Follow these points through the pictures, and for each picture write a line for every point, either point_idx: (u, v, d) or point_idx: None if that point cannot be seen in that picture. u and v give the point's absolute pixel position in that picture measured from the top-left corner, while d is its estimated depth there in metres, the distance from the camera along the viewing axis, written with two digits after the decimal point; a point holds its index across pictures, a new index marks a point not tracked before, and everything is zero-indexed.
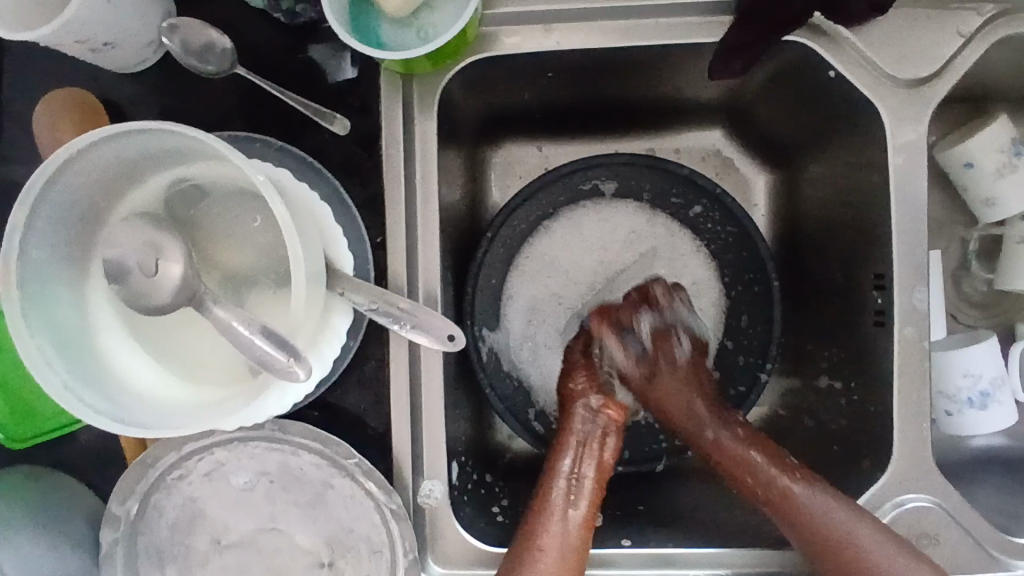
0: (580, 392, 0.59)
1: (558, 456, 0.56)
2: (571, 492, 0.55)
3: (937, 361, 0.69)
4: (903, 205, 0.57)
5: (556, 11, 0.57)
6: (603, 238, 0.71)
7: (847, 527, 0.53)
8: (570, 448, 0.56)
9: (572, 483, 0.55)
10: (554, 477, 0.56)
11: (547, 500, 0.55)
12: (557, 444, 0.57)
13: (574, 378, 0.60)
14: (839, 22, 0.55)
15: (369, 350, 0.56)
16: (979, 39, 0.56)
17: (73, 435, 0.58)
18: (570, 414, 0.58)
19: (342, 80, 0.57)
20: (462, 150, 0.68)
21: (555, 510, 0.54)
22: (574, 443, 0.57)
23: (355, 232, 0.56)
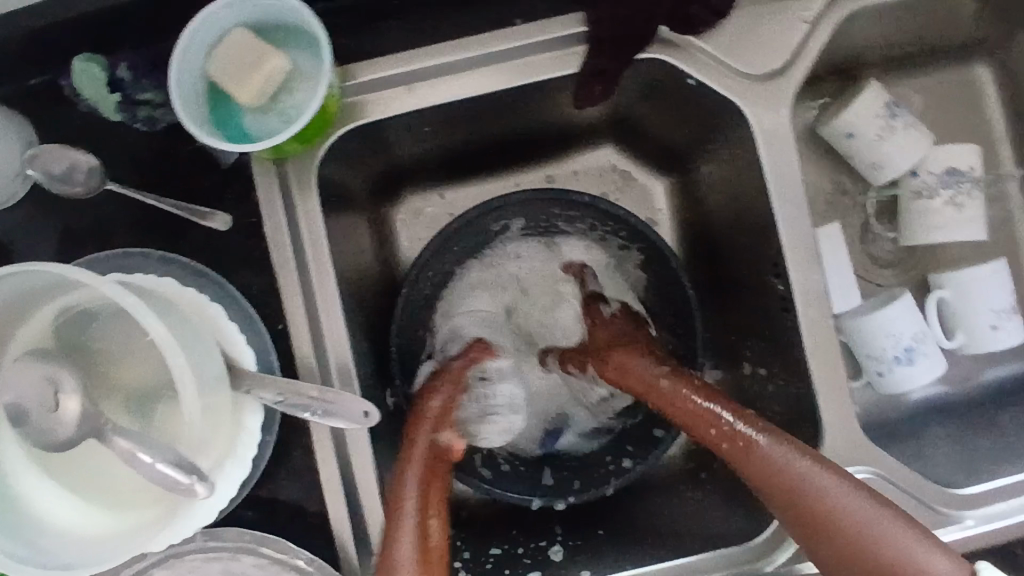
0: (426, 426, 0.56)
1: (401, 502, 0.52)
2: (416, 556, 0.50)
3: (856, 333, 0.71)
4: (784, 191, 0.57)
5: (413, 70, 0.56)
6: (530, 269, 0.73)
7: (833, 476, 0.51)
8: (413, 490, 0.53)
9: (421, 533, 0.51)
10: (399, 528, 0.51)
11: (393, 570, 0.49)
12: (397, 496, 0.52)
13: (426, 412, 0.57)
14: (686, 31, 0.55)
15: (291, 438, 0.56)
16: (824, 22, 0.56)
17: None
18: (412, 449, 0.55)
19: (231, 160, 0.57)
20: (359, 214, 0.69)
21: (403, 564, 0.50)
22: (421, 486, 0.53)
23: (252, 325, 0.54)
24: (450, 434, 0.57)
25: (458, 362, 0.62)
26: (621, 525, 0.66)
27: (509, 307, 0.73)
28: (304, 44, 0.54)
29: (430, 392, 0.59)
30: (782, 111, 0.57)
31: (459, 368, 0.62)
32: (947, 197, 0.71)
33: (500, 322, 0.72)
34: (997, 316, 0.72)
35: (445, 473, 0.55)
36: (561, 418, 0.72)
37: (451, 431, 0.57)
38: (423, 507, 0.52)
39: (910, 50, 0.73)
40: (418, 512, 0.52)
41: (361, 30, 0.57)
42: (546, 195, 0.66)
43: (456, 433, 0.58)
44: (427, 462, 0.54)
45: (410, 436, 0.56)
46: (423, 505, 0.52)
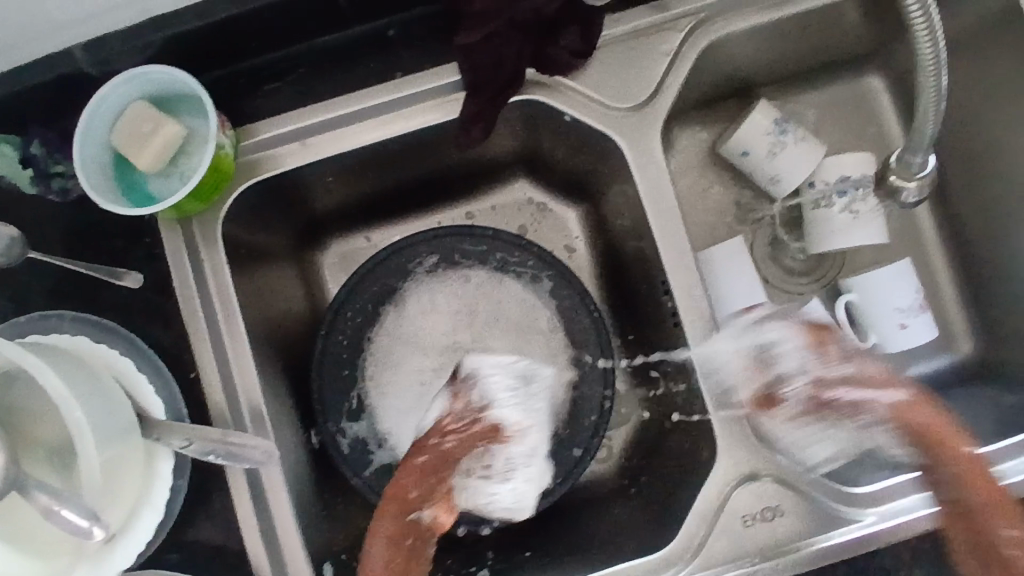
0: (410, 496, 0.57)
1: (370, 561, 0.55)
2: None
3: (837, 325, 0.70)
4: (660, 214, 0.61)
5: (302, 127, 0.60)
6: (450, 325, 0.73)
7: None
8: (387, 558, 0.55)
9: None
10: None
11: None
12: (368, 554, 0.55)
13: (413, 477, 0.58)
14: (553, 72, 0.60)
15: (209, 480, 0.59)
16: (682, 55, 0.61)
17: None
18: (394, 515, 0.56)
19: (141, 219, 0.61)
20: (285, 264, 0.72)
21: None
22: (393, 560, 0.55)
23: (160, 375, 0.57)
24: (433, 510, 0.58)
25: (453, 436, 0.59)
26: (548, 544, 0.68)
27: (430, 360, 0.72)
28: (196, 109, 0.58)
29: (420, 455, 0.59)
30: (652, 140, 0.61)
31: (467, 438, 0.59)
32: (843, 205, 0.72)
33: (424, 378, 0.72)
34: (905, 314, 0.74)
35: (422, 548, 0.57)
36: None
37: (437, 503, 0.58)
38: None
39: (803, 67, 0.76)
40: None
41: (255, 94, 0.61)
42: (450, 229, 0.71)
43: (442, 508, 0.58)
44: (403, 535, 0.56)
45: (393, 497, 0.57)
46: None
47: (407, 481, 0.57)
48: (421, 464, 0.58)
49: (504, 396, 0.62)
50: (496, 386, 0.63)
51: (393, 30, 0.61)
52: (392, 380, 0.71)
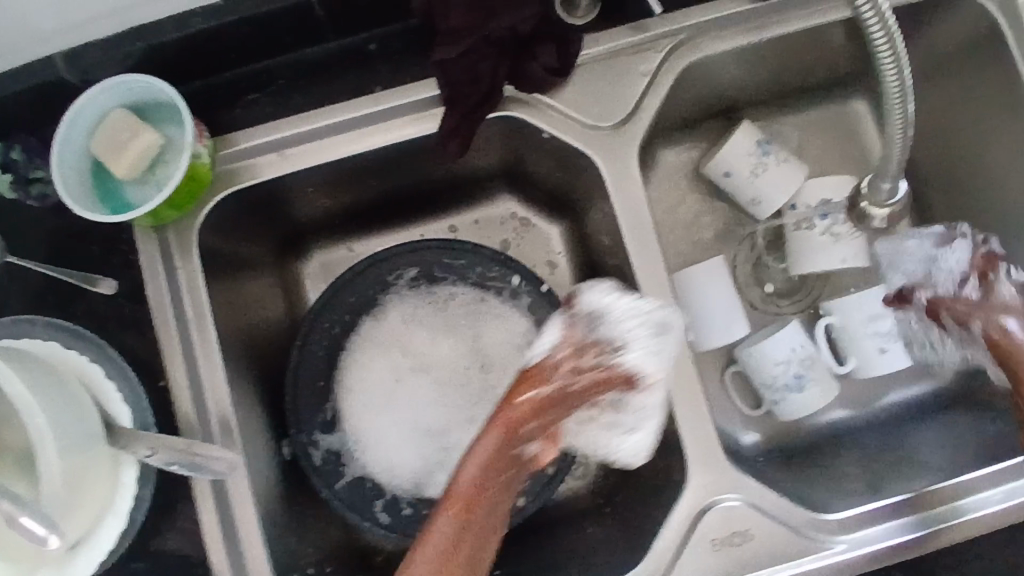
0: (518, 429, 0.57)
1: (456, 491, 0.54)
2: (449, 559, 0.53)
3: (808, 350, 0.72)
4: (635, 231, 0.61)
5: (280, 137, 0.61)
6: (428, 337, 0.73)
7: None
8: (468, 493, 0.55)
9: (459, 539, 0.54)
10: (445, 514, 0.54)
11: (419, 549, 0.53)
12: (455, 484, 0.55)
13: (528, 409, 0.57)
14: (530, 90, 0.60)
15: (175, 490, 0.58)
16: (661, 76, 0.61)
17: None
18: (491, 446, 0.56)
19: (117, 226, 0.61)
20: (266, 273, 0.72)
21: (429, 556, 0.53)
22: (479, 497, 0.55)
23: (129, 382, 0.57)
24: (539, 445, 0.58)
25: (581, 375, 0.57)
26: (520, 562, 0.68)
27: (406, 373, 0.72)
28: (174, 118, 0.58)
29: (529, 380, 0.57)
30: (628, 159, 0.61)
31: (586, 382, 0.57)
32: (823, 228, 0.72)
33: (400, 391, 0.72)
34: (885, 338, 0.73)
35: (516, 483, 0.57)
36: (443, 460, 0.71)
37: (544, 441, 0.58)
38: (453, 534, 0.54)
39: (790, 89, 0.76)
40: (462, 513, 0.54)
41: (235, 103, 0.62)
42: (429, 243, 0.71)
43: (541, 445, 0.58)
44: (495, 472, 0.56)
45: (495, 426, 0.56)
46: (471, 515, 0.54)
47: (524, 410, 0.57)
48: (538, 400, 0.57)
49: (634, 337, 0.58)
50: (642, 328, 0.58)
51: (373, 44, 0.62)
52: (368, 392, 0.71)
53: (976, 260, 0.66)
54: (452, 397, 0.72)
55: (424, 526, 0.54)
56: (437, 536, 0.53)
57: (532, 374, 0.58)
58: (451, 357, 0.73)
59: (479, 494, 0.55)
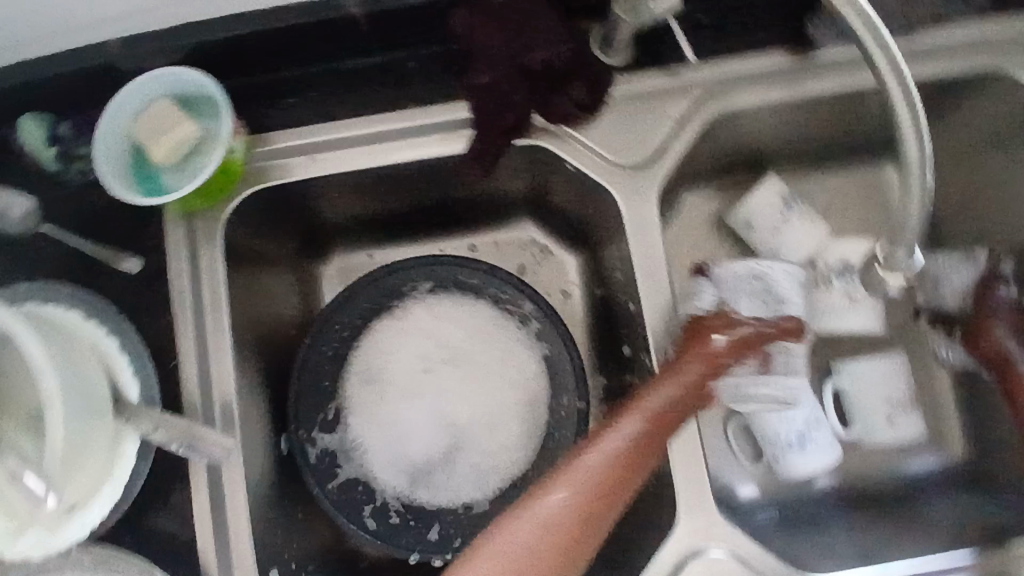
0: (710, 366, 0.60)
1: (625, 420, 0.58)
2: (605, 481, 0.57)
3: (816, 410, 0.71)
4: (646, 273, 0.63)
5: (314, 142, 0.64)
6: (435, 348, 0.74)
7: None
8: (630, 425, 0.58)
9: (622, 462, 0.57)
10: (602, 442, 0.58)
11: (576, 467, 0.57)
12: (627, 416, 0.58)
13: (715, 353, 0.60)
14: (557, 121, 0.61)
15: (170, 469, 0.60)
16: (690, 121, 0.62)
17: None
18: (670, 381, 0.60)
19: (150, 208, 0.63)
20: (287, 271, 0.74)
21: (588, 476, 0.57)
22: (642, 429, 0.58)
23: (140, 358, 0.59)
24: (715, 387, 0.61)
25: (743, 332, 0.61)
26: None
27: (408, 381, 0.73)
28: (217, 113, 0.61)
29: (703, 335, 0.60)
30: (648, 199, 0.62)
31: (761, 337, 0.61)
32: (841, 290, 0.71)
33: (402, 400, 0.73)
34: (893, 409, 0.72)
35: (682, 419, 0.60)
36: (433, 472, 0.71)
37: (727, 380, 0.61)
38: (623, 450, 0.58)
39: (820, 148, 0.76)
40: (631, 438, 0.58)
41: (273, 105, 0.64)
42: (445, 258, 0.73)
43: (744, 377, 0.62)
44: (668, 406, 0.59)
45: (688, 360, 0.60)
46: (643, 445, 0.58)
47: (690, 356, 0.60)
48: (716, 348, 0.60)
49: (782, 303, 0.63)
50: (749, 301, 0.63)
51: (412, 62, 0.62)
52: (368, 398, 0.72)
53: (976, 285, 0.69)
54: (453, 410, 0.72)
55: (581, 447, 0.58)
56: (600, 450, 0.57)
57: (703, 328, 0.61)
58: (456, 370, 0.74)
59: (663, 415, 0.59)
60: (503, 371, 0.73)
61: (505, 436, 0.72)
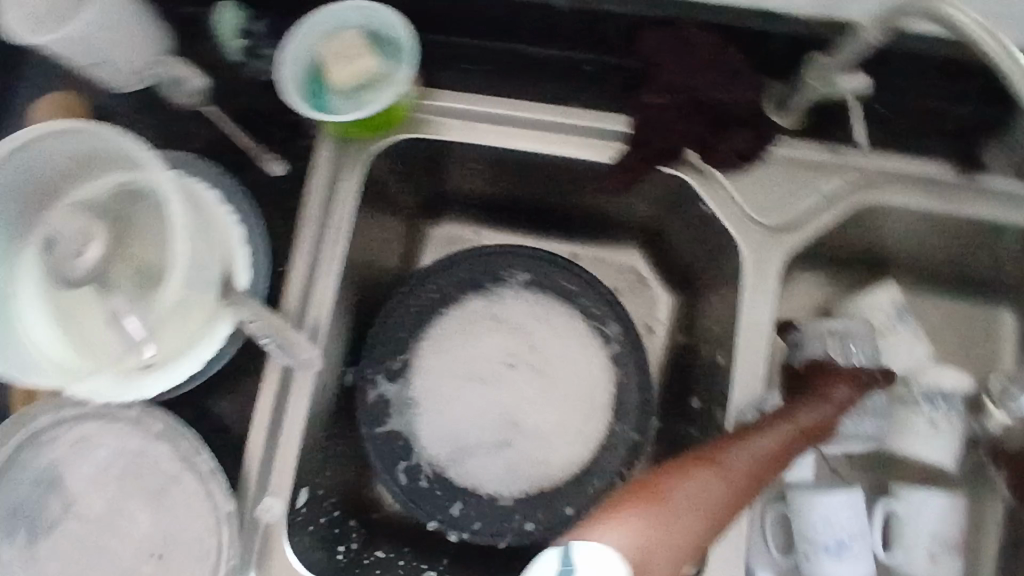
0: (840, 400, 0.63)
1: (777, 423, 0.59)
2: (755, 471, 0.56)
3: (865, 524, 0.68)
4: (748, 331, 0.61)
5: (475, 110, 0.65)
6: (513, 337, 0.75)
7: None
8: (784, 427, 0.59)
9: (774, 458, 0.57)
10: (757, 436, 0.57)
11: (732, 446, 0.56)
12: (778, 422, 0.59)
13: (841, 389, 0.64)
14: (710, 162, 0.62)
15: (247, 365, 0.62)
16: (836, 203, 0.62)
17: None
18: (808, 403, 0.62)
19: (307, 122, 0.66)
20: (401, 220, 0.77)
21: (741, 459, 0.56)
22: (796, 436, 0.59)
23: (259, 256, 0.63)
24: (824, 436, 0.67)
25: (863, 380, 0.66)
26: None
27: (480, 361, 0.75)
28: (401, 56, 0.63)
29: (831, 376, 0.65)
30: (773, 262, 0.62)
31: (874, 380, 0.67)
32: (928, 415, 0.70)
33: (471, 375, 0.74)
34: (938, 545, 0.70)
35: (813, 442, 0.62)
36: (473, 450, 0.73)
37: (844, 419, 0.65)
38: (776, 448, 0.57)
39: (950, 270, 0.74)
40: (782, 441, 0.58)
41: (449, 64, 0.67)
42: (555, 260, 0.75)
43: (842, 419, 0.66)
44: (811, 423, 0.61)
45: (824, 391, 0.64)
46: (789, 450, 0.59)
47: (824, 389, 0.64)
48: (845, 388, 0.65)
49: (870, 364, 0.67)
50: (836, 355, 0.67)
51: (589, 67, 0.64)
52: (439, 360, 0.75)
53: None
54: (517, 403, 0.74)
55: (732, 435, 0.58)
56: (755, 440, 0.57)
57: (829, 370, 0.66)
58: (529, 368, 0.75)
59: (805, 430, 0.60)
60: (570, 378, 0.74)
61: (552, 441, 0.73)
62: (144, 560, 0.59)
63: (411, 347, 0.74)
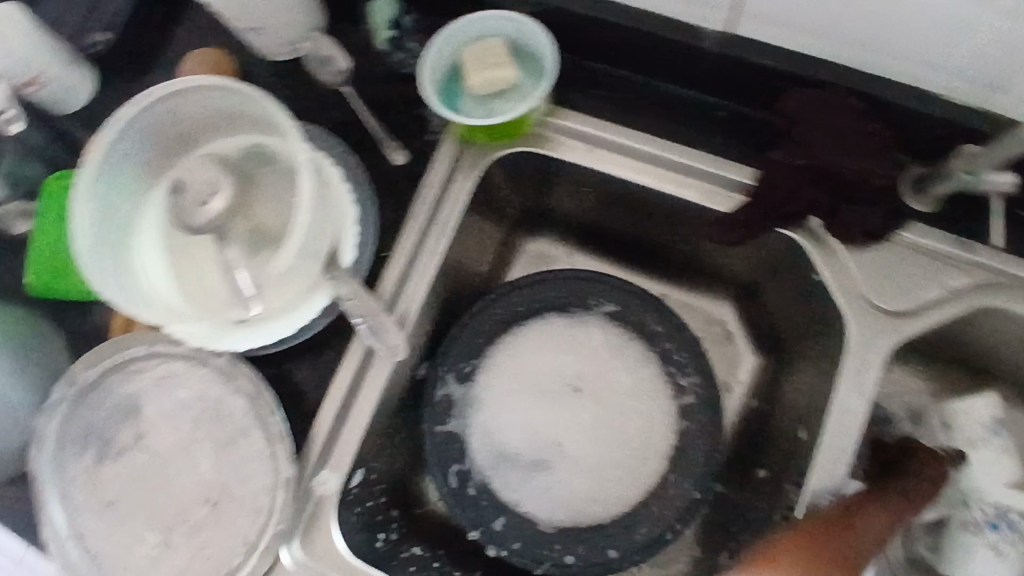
0: (937, 477, 0.60)
1: (882, 496, 0.56)
2: (869, 544, 0.53)
3: None
4: (841, 414, 0.59)
5: (600, 136, 0.65)
6: (587, 368, 0.74)
7: None
8: (891, 501, 0.56)
9: (884, 532, 0.54)
10: (867, 509, 0.55)
11: (847, 523, 0.53)
12: (884, 495, 0.56)
13: (935, 466, 0.61)
14: (834, 234, 0.60)
15: (332, 340, 0.64)
16: (960, 298, 0.59)
17: (97, 311, 0.69)
18: (908, 477, 0.59)
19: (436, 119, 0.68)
20: (500, 229, 0.78)
21: (857, 534, 0.53)
22: (901, 507, 0.56)
23: (366, 237, 0.64)
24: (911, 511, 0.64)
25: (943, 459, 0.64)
26: None
27: (553, 386, 0.74)
28: (538, 72, 0.64)
29: (924, 454, 0.62)
30: (880, 350, 0.59)
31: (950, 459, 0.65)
32: (989, 539, 0.64)
33: (541, 396, 0.73)
34: None
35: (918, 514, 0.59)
36: (526, 467, 0.72)
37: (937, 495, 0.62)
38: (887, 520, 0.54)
39: None
40: (891, 514, 0.55)
41: (583, 87, 0.67)
42: (646, 297, 0.73)
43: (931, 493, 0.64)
44: (915, 496, 0.58)
45: (923, 467, 0.61)
46: (897, 522, 0.55)
47: (918, 465, 0.61)
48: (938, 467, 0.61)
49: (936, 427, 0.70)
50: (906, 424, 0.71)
51: (722, 112, 0.64)
52: (511, 374, 0.74)
53: None
54: (581, 435, 0.72)
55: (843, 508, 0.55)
56: (867, 513, 0.54)
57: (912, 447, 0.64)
58: (598, 404, 0.73)
59: (910, 501, 0.57)
60: (638, 419, 0.72)
61: (607, 481, 0.71)
62: (199, 505, 0.61)
63: (485, 352, 0.74)
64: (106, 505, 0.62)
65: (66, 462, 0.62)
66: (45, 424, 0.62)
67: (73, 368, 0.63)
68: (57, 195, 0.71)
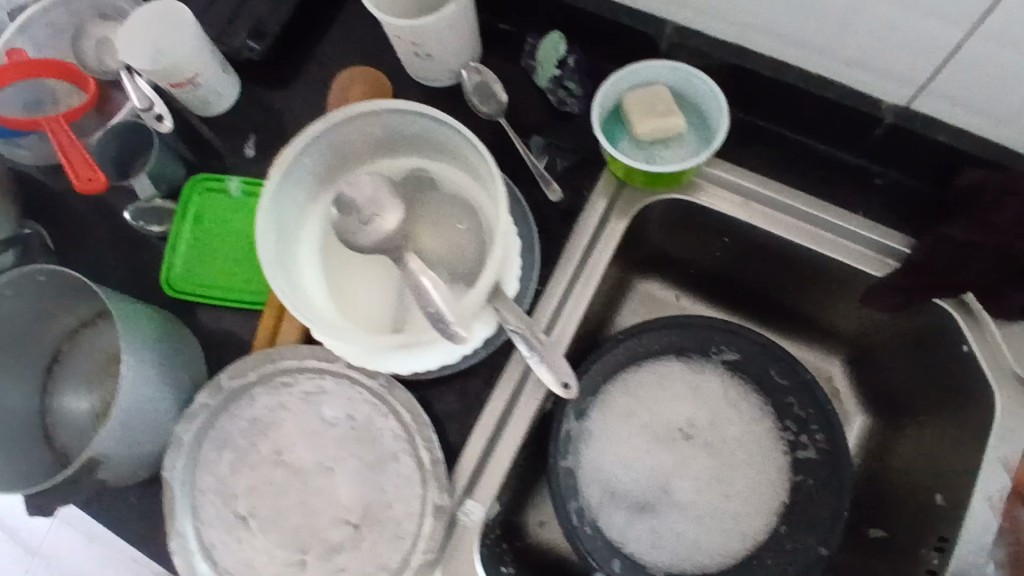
0: None
1: None
2: None
3: None
4: (984, 482, 0.61)
5: (755, 191, 0.67)
6: (705, 414, 0.75)
7: None
8: None
9: None
10: None
11: None
12: None
13: None
14: (988, 306, 0.61)
15: (480, 369, 0.64)
16: None
17: (234, 318, 0.69)
18: None
19: (591, 159, 0.69)
20: (624, 268, 0.78)
21: None
22: None
23: (529, 270, 0.65)
24: None
25: None
26: None
27: (671, 427, 0.75)
28: (700, 123, 0.66)
29: None
30: None
31: None
32: None
33: (660, 438, 0.74)
34: None
35: None
36: (643, 504, 0.72)
37: None
38: None
39: None
40: None
41: (739, 144, 0.69)
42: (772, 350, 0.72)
43: None
44: None
45: None
46: None
47: None
48: None
49: None
50: None
51: (880, 180, 0.67)
52: (629, 413, 0.75)
53: None
54: (699, 479, 0.73)
55: None
56: None
57: None
58: (712, 451, 0.74)
59: None
60: (747, 469, 0.73)
61: (725, 528, 0.72)
62: (339, 526, 0.60)
63: (608, 389, 0.74)
64: (239, 519, 0.60)
65: (200, 472, 0.61)
66: (183, 431, 0.61)
67: (218, 375, 0.61)
68: (196, 199, 0.71)
